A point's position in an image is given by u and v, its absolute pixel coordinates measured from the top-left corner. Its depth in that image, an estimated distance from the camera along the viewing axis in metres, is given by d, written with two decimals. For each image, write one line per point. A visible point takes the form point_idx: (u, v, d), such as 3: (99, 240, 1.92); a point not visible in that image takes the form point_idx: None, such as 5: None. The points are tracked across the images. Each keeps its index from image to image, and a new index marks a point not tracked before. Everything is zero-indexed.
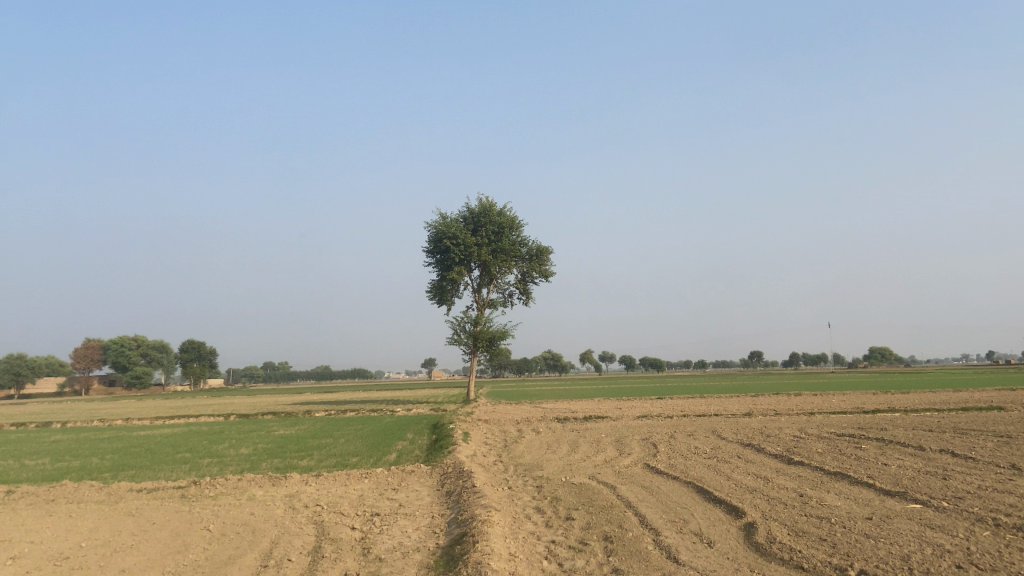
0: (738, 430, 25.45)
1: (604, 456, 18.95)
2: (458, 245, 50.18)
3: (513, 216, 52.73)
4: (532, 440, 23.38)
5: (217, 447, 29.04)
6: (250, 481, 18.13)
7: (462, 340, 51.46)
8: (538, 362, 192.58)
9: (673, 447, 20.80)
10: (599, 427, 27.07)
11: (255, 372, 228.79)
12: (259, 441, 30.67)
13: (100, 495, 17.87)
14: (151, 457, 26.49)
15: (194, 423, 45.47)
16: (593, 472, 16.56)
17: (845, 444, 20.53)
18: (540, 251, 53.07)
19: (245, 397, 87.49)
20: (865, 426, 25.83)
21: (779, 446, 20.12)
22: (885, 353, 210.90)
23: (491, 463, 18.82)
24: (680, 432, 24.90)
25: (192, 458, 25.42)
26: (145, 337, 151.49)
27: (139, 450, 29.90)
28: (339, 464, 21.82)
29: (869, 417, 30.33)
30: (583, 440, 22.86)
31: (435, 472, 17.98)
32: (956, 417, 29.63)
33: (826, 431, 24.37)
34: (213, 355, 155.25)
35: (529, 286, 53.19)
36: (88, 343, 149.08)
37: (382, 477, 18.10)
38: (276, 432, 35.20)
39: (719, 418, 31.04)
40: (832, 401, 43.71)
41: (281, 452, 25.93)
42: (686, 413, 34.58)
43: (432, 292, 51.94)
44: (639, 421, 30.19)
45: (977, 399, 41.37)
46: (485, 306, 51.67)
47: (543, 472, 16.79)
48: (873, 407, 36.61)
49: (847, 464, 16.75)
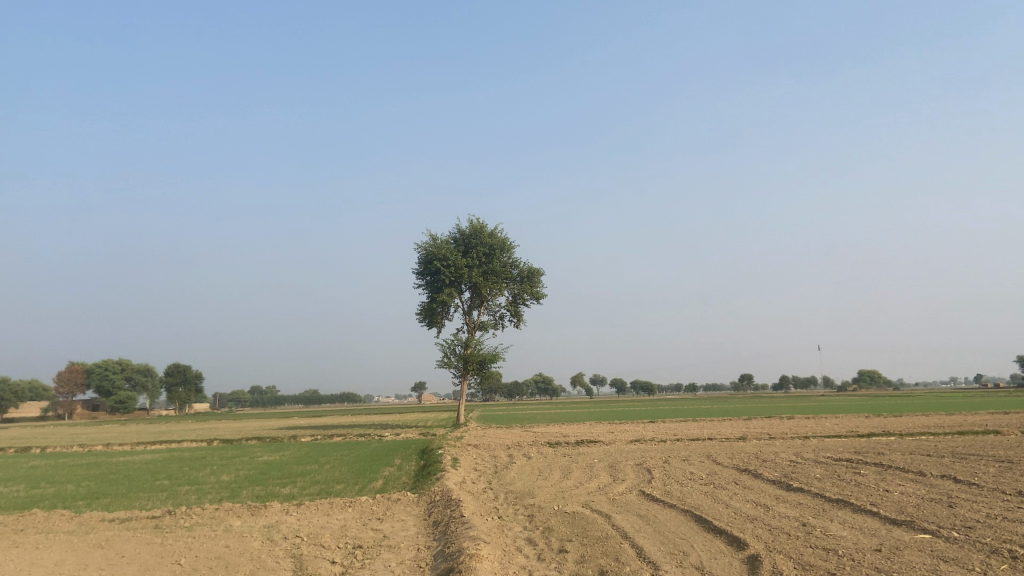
0: (733, 454, 24.89)
1: (598, 482, 18.33)
2: (448, 266, 49.70)
3: (504, 237, 52.27)
4: (523, 467, 22.74)
5: (198, 474, 28.27)
6: (228, 510, 17.42)
7: (452, 362, 50.78)
8: (528, 386, 191.60)
9: (668, 472, 20.19)
10: (591, 452, 26.44)
11: (242, 397, 226.67)
12: (241, 468, 29.92)
13: (71, 525, 17.12)
14: (128, 485, 25.66)
15: (176, 449, 44.56)
16: (586, 500, 15.93)
17: (845, 470, 19.96)
18: (531, 273, 52.60)
19: (230, 422, 86.33)
20: (863, 451, 25.26)
21: (777, 472, 19.54)
22: (875, 376, 210.77)
23: (479, 490, 18.18)
24: (674, 457, 24.31)
25: (171, 486, 24.65)
26: (130, 361, 150.00)
27: (118, 477, 29.11)
28: (323, 492, 21.13)
29: (865, 441, 29.78)
30: (576, 466, 22.22)
31: (422, 501, 17.33)
32: (954, 441, 29.12)
33: (823, 456, 23.81)
34: (200, 380, 153.70)
35: (520, 308, 52.66)
36: (72, 367, 147.34)
37: (366, 506, 17.42)
38: (260, 458, 34.35)
39: (714, 443, 30.47)
40: (827, 425, 43.05)
41: (263, 479, 25.19)
42: (679, 437, 33.99)
43: (422, 314, 51.33)
44: (632, 445, 29.53)
45: (973, 422, 40.79)
46: (475, 328, 51.07)
47: (534, 500, 16.14)
48: (869, 431, 36.03)
49: (849, 491, 16.20)
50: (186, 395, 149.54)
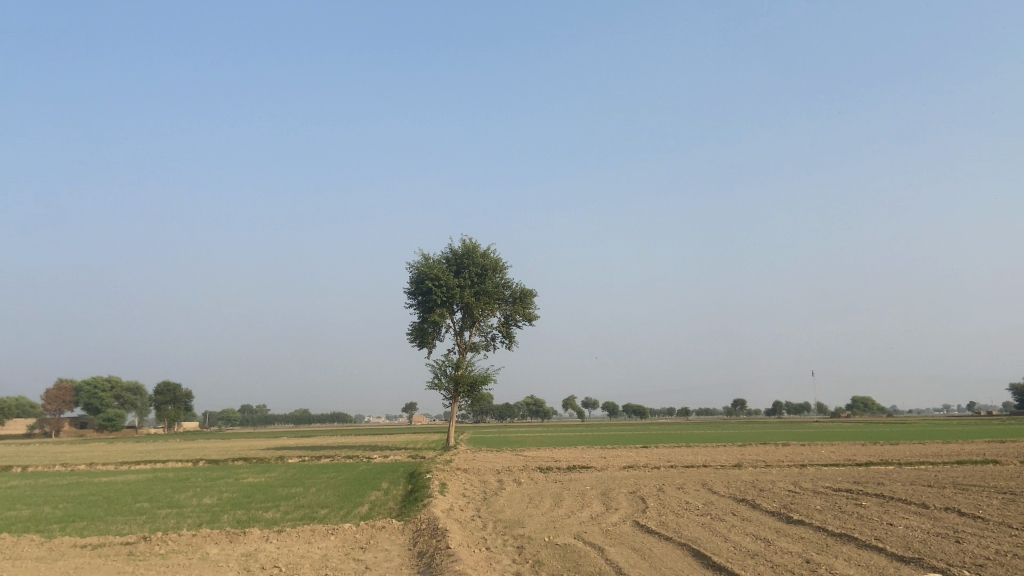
0: (728, 483, 24.28)
1: (590, 512, 17.70)
2: (440, 286, 49.17)
3: (497, 258, 51.80)
4: (513, 493, 22.07)
5: (180, 497, 27.50)
6: (205, 537, 16.72)
7: (443, 384, 50.09)
8: (521, 409, 190.51)
9: (663, 502, 19.56)
10: (583, 479, 25.85)
11: (232, 416, 224.77)
12: (225, 490, 29.19)
13: (40, 551, 16.42)
14: (106, 507, 24.88)
15: (161, 469, 43.64)
16: (578, 531, 15.33)
17: (845, 501, 19.38)
18: (524, 294, 52.10)
19: (220, 442, 85.22)
20: (862, 481, 24.66)
21: (775, 503, 18.95)
22: (868, 403, 210.06)
23: (468, 518, 17.54)
24: (669, 485, 23.66)
25: (151, 509, 23.91)
26: (119, 379, 148.45)
27: (97, 498, 28.29)
28: (306, 517, 20.45)
29: (864, 470, 29.22)
30: (567, 493, 21.61)
31: (408, 530, 16.69)
32: (953, 471, 28.56)
33: (821, 486, 23.17)
34: (190, 398, 152.08)
35: (513, 329, 52.11)
36: (61, 384, 145.69)
37: (349, 534, 16.75)
38: (245, 480, 33.61)
39: (709, 470, 29.87)
40: (823, 453, 42.38)
41: (246, 502, 24.49)
42: (673, 463, 33.31)
43: (413, 335, 50.73)
44: (625, 472, 28.90)
45: (970, 451, 40.21)
46: (467, 349, 50.48)
47: (523, 531, 15.52)
48: (866, 460, 35.43)
49: (851, 524, 15.59)
50: (174, 414, 148.04)
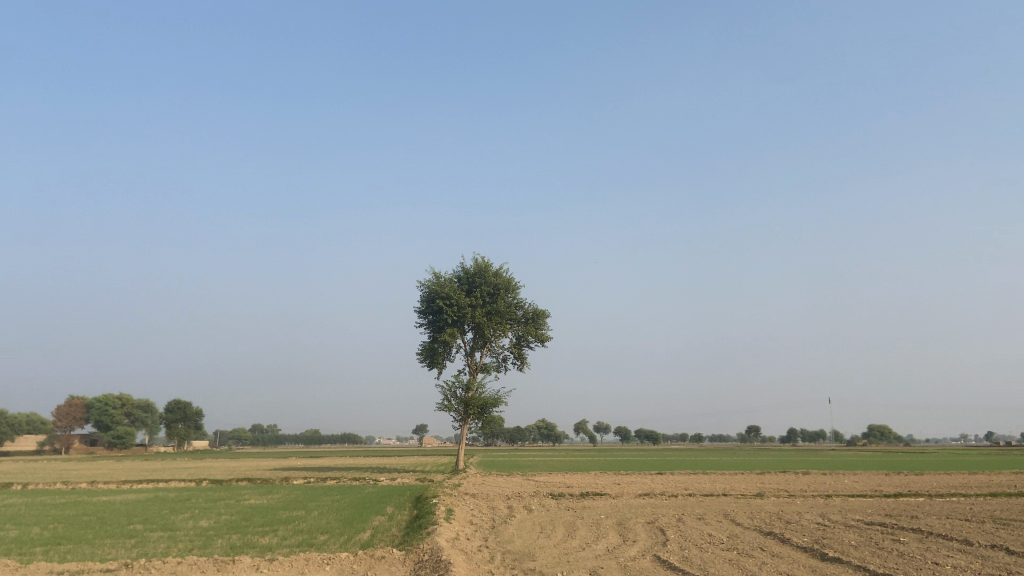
0: (751, 514, 22.88)
1: (606, 544, 16.49)
2: (451, 306, 48.16)
3: (510, 277, 50.73)
4: (523, 522, 20.87)
5: (175, 518, 26.28)
6: (190, 565, 15.57)
7: (452, 406, 48.88)
8: (533, 433, 189.08)
9: (684, 534, 18.25)
10: (597, 507, 24.51)
11: (243, 436, 224.11)
12: (224, 512, 28.06)
13: None
14: (98, 529, 23.69)
15: (162, 490, 42.35)
16: (595, 566, 14.04)
17: (880, 536, 17.98)
18: (536, 314, 51.00)
19: (229, 462, 83.84)
20: (894, 514, 23.16)
21: (805, 537, 17.64)
22: (884, 431, 206.36)
23: (474, 549, 16.31)
24: (688, 515, 22.30)
25: (143, 532, 22.80)
26: (130, 396, 147.92)
27: (91, 518, 27.16)
28: (303, 543, 19.26)
29: (892, 502, 27.70)
30: (580, 522, 20.41)
31: (409, 561, 15.49)
32: (987, 504, 26.96)
33: (851, 519, 21.71)
34: (199, 417, 150.89)
35: (524, 350, 50.93)
36: (72, 401, 144.65)
37: (346, 564, 15.59)
38: (247, 502, 32.47)
39: (728, 498, 28.39)
40: (846, 482, 40.58)
41: (243, 526, 23.32)
42: (690, 492, 31.81)
43: (422, 354, 49.67)
44: (641, 500, 27.48)
45: (1001, 482, 38.58)
46: (477, 370, 49.34)
47: (533, 565, 14.25)
48: (893, 490, 33.78)
49: (894, 563, 14.25)
50: (185, 432, 146.64)
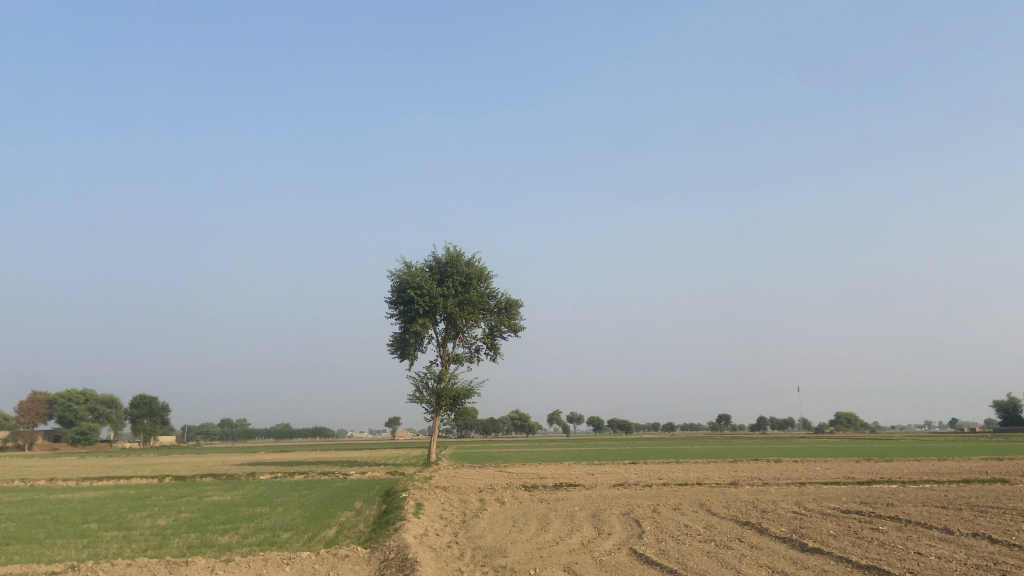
0: (727, 503, 22.46)
1: (581, 537, 15.89)
2: (422, 296, 47.28)
3: (482, 267, 49.98)
4: (495, 515, 20.25)
5: (133, 517, 25.28)
6: (141, 566, 14.77)
7: (424, 398, 48.07)
8: (505, 424, 189.38)
9: (660, 525, 17.76)
10: (571, 498, 24.06)
11: (213, 431, 221.40)
12: (185, 509, 27.05)
13: None
14: (50, 529, 22.64)
15: (123, 486, 41.17)
16: (569, 561, 13.40)
17: (859, 524, 17.61)
18: (509, 304, 50.34)
19: (194, 457, 82.22)
20: (869, 501, 22.88)
21: (783, 526, 17.25)
22: (851, 419, 210.13)
23: (443, 545, 15.60)
24: (664, 505, 21.85)
25: (96, 532, 21.70)
26: (94, 391, 145.30)
27: (43, 518, 25.89)
28: (265, 542, 18.40)
29: (866, 489, 27.56)
30: (554, 515, 19.84)
31: (374, 559, 14.78)
32: (961, 491, 26.93)
33: (825, 507, 21.41)
34: (166, 412, 148.38)
35: (497, 341, 50.24)
36: (34, 396, 140.93)
37: (307, 564, 14.80)
38: (209, 498, 31.42)
39: (703, 488, 28.00)
40: (819, 470, 40.43)
41: (202, 524, 22.35)
42: (664, 481, 31.41)
43: (394, 346, 48.75)
44: (614, 490, 26.95)
45: (972, 468, 38.68)
46: (449, 361, 48.58)
47: (505, 561, 13.57)
48: (867, 477, 33.62)
49: (874, 553, 13.85)
50: (151, 427, 144.38)
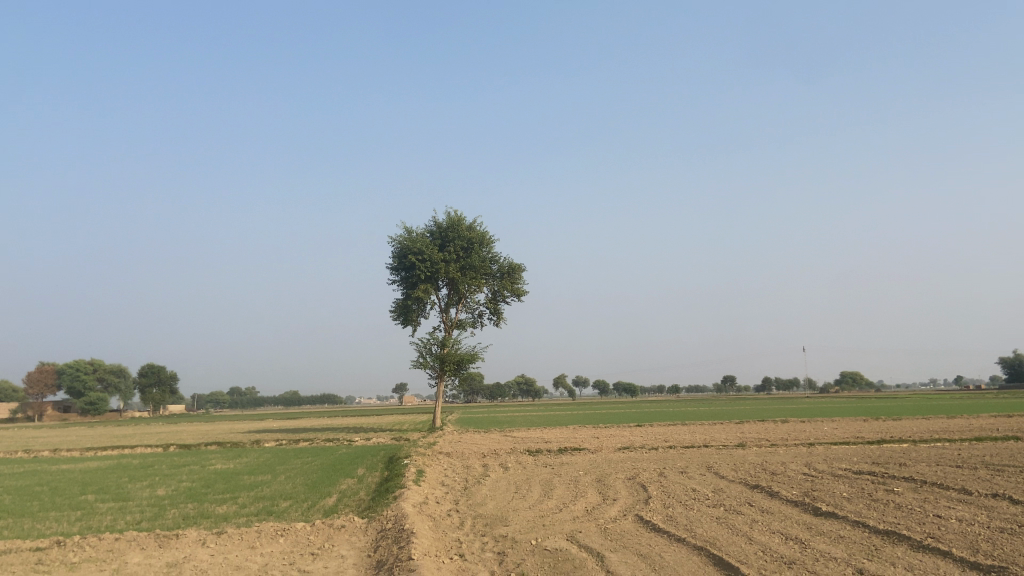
0: (736, 466, 21.92)
1: (584, 504, 15.41)
2: (423, 261, 46.60)
3: (483, 231, 49.26)
4: (497, 482, 19.74)
5: (133, 487, 24.99)
6: (131, 541, 14.30)
7: (427, 363, 47.63)
8: (511, 388, 190.30)
9: (666, 489, 17.28)
10: (575, 463, 23.57)
11: (220, 398, 222.79)
12: (185, 478, 26.76)
13: None
14: (47, 501, 22.29)
15: (127, 455, 40.98)
16: (572, 530, 12.83)
17: (873, 487, 17.04)
18: (511, 269, 49.73)
19: (201, 425, 82.37)
20: (883, 462, 22.30)
21: (794, 489, 16.73)
22: (856, 377, 210.47)
23: (442, 514, 15.12)
24: (671, 469, 21.29)
25: (93, 503, 21.31)
26: (101, 361, 145.95)
27: (42, 490, 25.66)
28: (263, 512, 17.99)
29: (877, 449, 26.94)
30: (558, 480, 19.30)
31: (371, 529, 14.28)
32: (974, 448, 26.37)
33: (837, 469, 20.81)
34: (174, 380, 149.04)
35: (500, 305, 49.67)
36: (42, 367, 141.45)
37: (302, 535, 14.29)
38: (211, 467, 31.19)
39: (710, 450, 27.44)
40: (827, 429, 39.89)
41: (201, 494, 22.00)
42: (671, 444, 30.86)
43: (396, 312, 48.20)
44: (621, 454, 26.43)
45: (983, 426, 38.13)
46: (451, 327, 48.06)
47: (505, 531, 13.02)
48: (876, 437, 33.06)
49: (891, 517, 13.26)
50: (160, 396, 145.33)
